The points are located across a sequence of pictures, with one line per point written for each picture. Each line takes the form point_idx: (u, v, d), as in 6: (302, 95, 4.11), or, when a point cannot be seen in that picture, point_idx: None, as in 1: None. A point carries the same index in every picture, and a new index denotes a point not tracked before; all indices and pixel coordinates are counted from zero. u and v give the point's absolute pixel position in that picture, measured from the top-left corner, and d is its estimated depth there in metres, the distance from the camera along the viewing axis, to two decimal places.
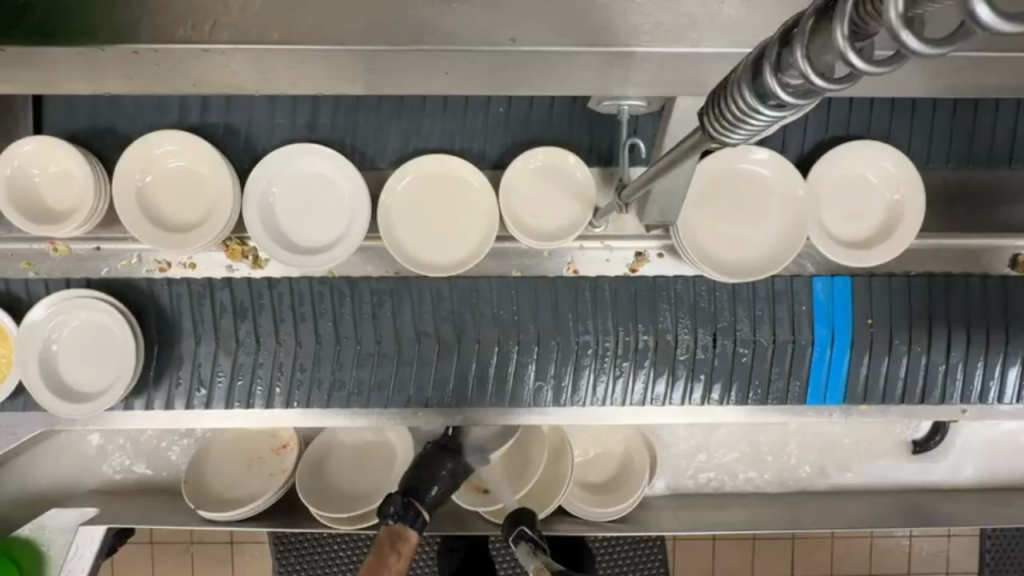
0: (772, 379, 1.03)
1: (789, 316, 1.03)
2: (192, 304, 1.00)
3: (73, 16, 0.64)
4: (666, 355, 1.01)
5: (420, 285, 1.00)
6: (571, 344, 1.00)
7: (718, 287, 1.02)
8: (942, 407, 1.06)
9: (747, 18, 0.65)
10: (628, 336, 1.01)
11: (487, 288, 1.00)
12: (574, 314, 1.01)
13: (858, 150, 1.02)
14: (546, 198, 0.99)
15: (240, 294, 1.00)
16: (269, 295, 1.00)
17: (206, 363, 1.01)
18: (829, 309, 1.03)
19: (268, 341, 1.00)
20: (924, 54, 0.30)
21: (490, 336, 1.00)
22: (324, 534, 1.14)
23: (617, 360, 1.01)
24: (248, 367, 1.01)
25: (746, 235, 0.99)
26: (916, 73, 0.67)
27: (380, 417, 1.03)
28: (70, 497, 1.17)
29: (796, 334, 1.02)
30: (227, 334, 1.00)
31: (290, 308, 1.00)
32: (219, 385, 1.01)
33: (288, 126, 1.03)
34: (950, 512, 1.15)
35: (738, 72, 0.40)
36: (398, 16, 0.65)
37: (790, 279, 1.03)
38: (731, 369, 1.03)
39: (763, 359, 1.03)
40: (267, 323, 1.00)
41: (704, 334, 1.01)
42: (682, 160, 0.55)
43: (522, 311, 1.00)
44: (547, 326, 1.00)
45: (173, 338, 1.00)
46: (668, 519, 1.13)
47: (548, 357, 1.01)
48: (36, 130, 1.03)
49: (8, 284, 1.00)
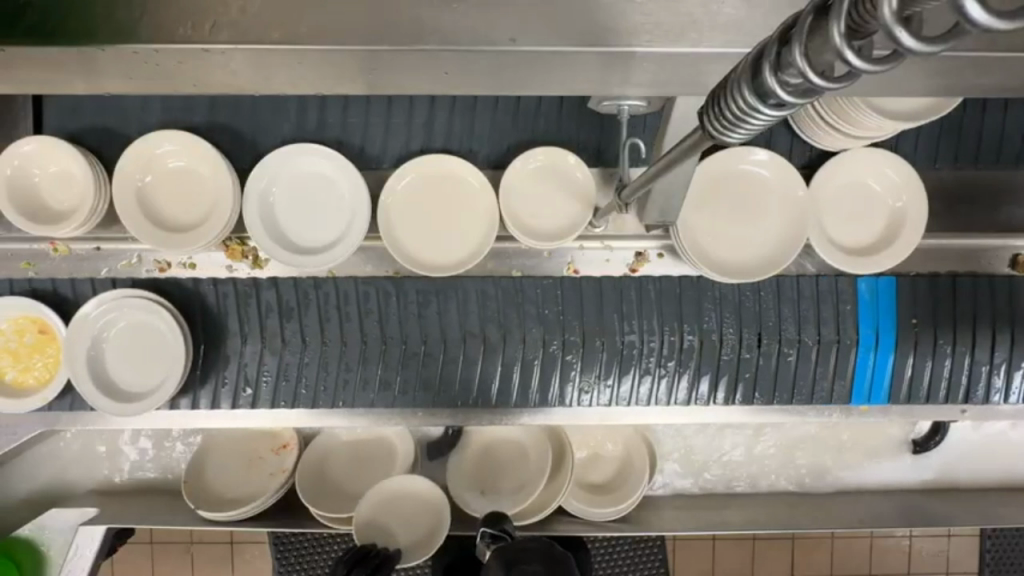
0: (818, 379, 1.03)
1: (834, 316, 1.03)
2: (239, 304, 1.00)
3: (73, 16, 0.64)
4: (712, 355, 1.02)
5: (466, 285, 1.00)
6: (617, 345, 1.00)
7: (763, 287, 1.02)
8: (944, 407, 1.06)
9: (747, 18, 0.65)
10: (673, 337, 1.01)
11: (533, 288, 1.00)
12: (619, 314, 1.01)
13: (862, 155, 1.02)
14: (546, 199, 0.99)
15: (286, 294, 1.00)
16: (315, 296, 1.00)
17: (253, 363, 1.00)
18: (874, 310, 1.03)
19: (314, 342, 1.00)
20: (920, 52, 0.30)
21: (535, 336, 1.00)
22: (326, 534, 1.15)
23: (663, 360, 1.01)
24: (293, 368, 1.00)
25: (746, 235, 0.99)
26: (914, 72, 0.67)
27: (380, 417, 1.03)
28: (70, 497, 1.17)
29: (841, 334, 1.02)
30: (272, 333, 1.00)
31: (335, 308, 1.00)
32: (265, 385, 1.01)
33: (288, 125, 1.03)
34: (951, 512, 1.15)
35: (738, 71, 0.40)
36: (398, 17, 0.65)
37: (835, 277, 1.03)
38: (775, 369, 1.03)
39: (808, 359, 1.02)
40: (313, 323, 1.00)
41: (750, 334, 1.02)
42: (682, 159, 0.55)
43: (567, 311, 1.00)
44: (592, 326, 1.00)
45: (220, 336, 1.00)
46: (668, 519, 1.13)
47: (594, 358, 1.01)
48: (36, 130, 1.03)
49: (55, 284, 1.00)
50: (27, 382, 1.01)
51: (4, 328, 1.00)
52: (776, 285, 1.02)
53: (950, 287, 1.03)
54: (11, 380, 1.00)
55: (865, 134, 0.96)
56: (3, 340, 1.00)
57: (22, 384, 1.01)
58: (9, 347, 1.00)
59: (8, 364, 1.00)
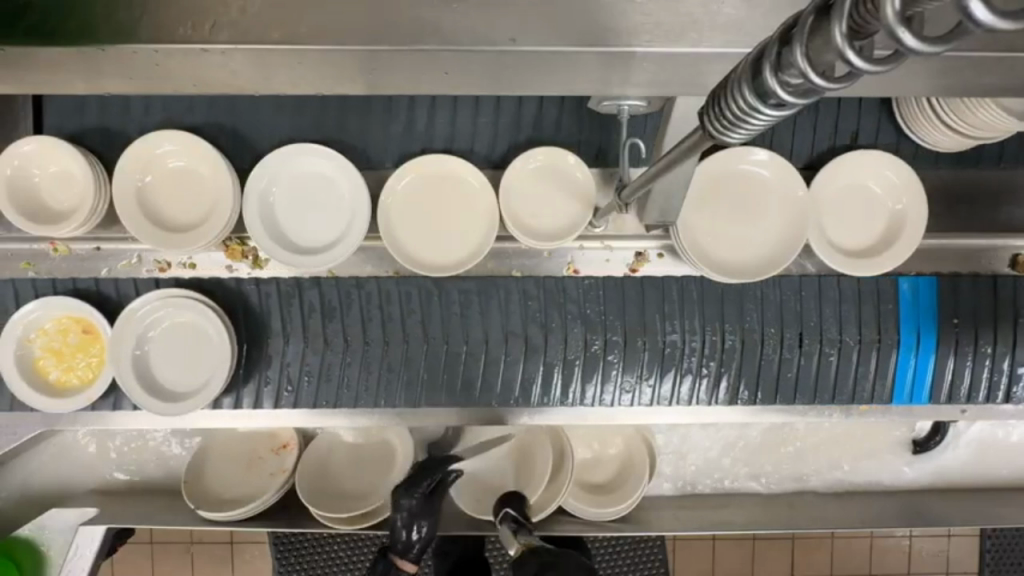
0: (858, 380, 1.03)
1: (875, 316, 1.03)
2: (282, 304, 1.00)
3: (72, 16, 0.64)
4: (753, 355, 1.02)
5: (508, 285, 1.00)
6: (659, 345, 1.01)
7: (804, 287, 1.02)
8: (944, 407, 1.07)
9: (747, 18, 0.65)
10: (715, 336, 1.01)
11: (575, 288, 1.00)
12: (662, 314, 1.01)
13: (861, 159, 1.02)
14: (547, 198, 0.99)
15: (329, 294, 1.00)
16: (357, 296, 1.00)
17: (295, 363, 1.00)
18: (915, 309, 1.03)
19: (356, 342, 1.00)
20: (922, 52, 0.30)
21: (578, 336, 1.00)
22: (325, 534, 1.15)
23: (705, 359, 1.02)
24: (335, 368, 1.00)
25: (747, 234, 0.99)
26: (916, 71, 0.67)
27: (380, 417, 1.04)
28: (70, 497, 1.17)
29: (882, 334, 1.02)
30: (314, 332, 1.00)
31: (377, 307, 1.00)
32: (306, 386, 1.01)
33: (287, 125, 1.03)
34: (950, 513, 1.15)
35: (738, 71, 0.40)
36: (397, 17, 0.65)
37: (877, 277, 1.03)
38: (816, 368, 1.03)
39: (849, 359, 1.03)
40: (355, 322, 1.00)
41: (792, 333, 1.02)
42: (682, 159, 0.55)
43: (609, 311, 1.00)
44: (635, 326, 1.01)
45: (263, 336, 1.00)
46: (668, 519, 1.13)
47: (637, 357, 1.01)
48: (36, 130, 1.03)
49: (68, 284, 1.00)
50: (70, 382, 1.00)
51: (48, 328, 0.99)
52: (819, 283, 1.03)
53: (991, 286, 1.04)
54: (54, 380, 1.00)
55: (989, 135, 0.96)
56: (47, 340, 0.99)
57: (65, 384, 1.00)
58: (52, 346, 1.00)
59: (52, 364, 1.00)
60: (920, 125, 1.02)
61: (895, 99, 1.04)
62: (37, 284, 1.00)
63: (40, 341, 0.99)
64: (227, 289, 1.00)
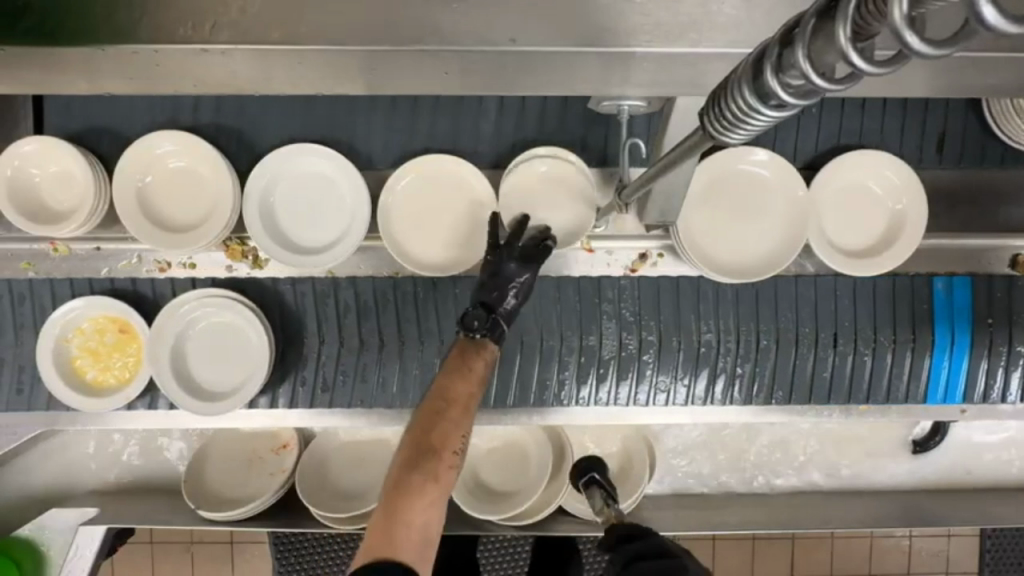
0: (892, 380, 1.05)
1: (909, 316, 1.04)
2: (317, 303, 1.02)
3: (72, 17, 0.64)
4: (788, 355, 1.04)
5: (544, 285, 1.02)
6: (695, 345, 1.03)
7: (839, 287, 1.04)
8: (943, 408, 1.07)
9: (747, 18, 0.65)
10: (749, 336, 1.04)
11: (610, 286, 1.03)
12: (697, 314, 1.03)
13: (860, 159, 1.02)
14: (550, 198, 0.98)
15: (364, 294, 1.02)
16: (393, 296, 1.02)
17: (330, 363, 1.03)
18: (950, 309, 1.04)
19: (391, 341, 1.02)
20: (927, 55, 0.30)
21: (612, 335, 1.03)
22: (325, 534, 1.15)
23: (739, 359, 1.04)
24: (372, 368, 1.03)
25: (747, 234, 0.99)
26: (916, 71, 0.67)
27: (380, 417, 1.04)
28: (71, 496, 1.17)
29: (916, 334, 1.04)
30: (351, 331, 1.02)
31: (414, 308, 1.02)
32: (342, 386, 1.03)
33: (287, 124, 1.03)
34: (950, 512, 1.15)
35: (738, 72, 0.40)
36: (396, 17, 0.65)
37: (911, 277, 1.05)
38: (850, 367, 1.05)
39: (884, 359, 1.05)
40: (391, 322, 1.02)
41: (826, 334, 1.04)
42: (682, 160, 0.55)
43: (645, 311, 1.03)
44: (669, 326, 1.03)
45: (299, 335, 1.03)
46: (668, 519, 1.13)
47: (673, 357, 1.03)
48: (36, 130, 1.03)
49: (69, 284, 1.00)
50: (107, 381, 1.02)
51: (85, 328, 1.01)
52: (852, 284, 1.04)
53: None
54: (91, 379, 1.02)
55: None
56: (84, 339, 1.01)
57: (102, 383, 1.02)
58: (89, 346, 1.01)
59: (89, 363, 1.01)
60: (1013, 125, 1.01)
61: (984, 99, 1.03)
62: (74, 284, 1.02)
63: (77, 341, 1.01)
64: (257, 287, 1.02)
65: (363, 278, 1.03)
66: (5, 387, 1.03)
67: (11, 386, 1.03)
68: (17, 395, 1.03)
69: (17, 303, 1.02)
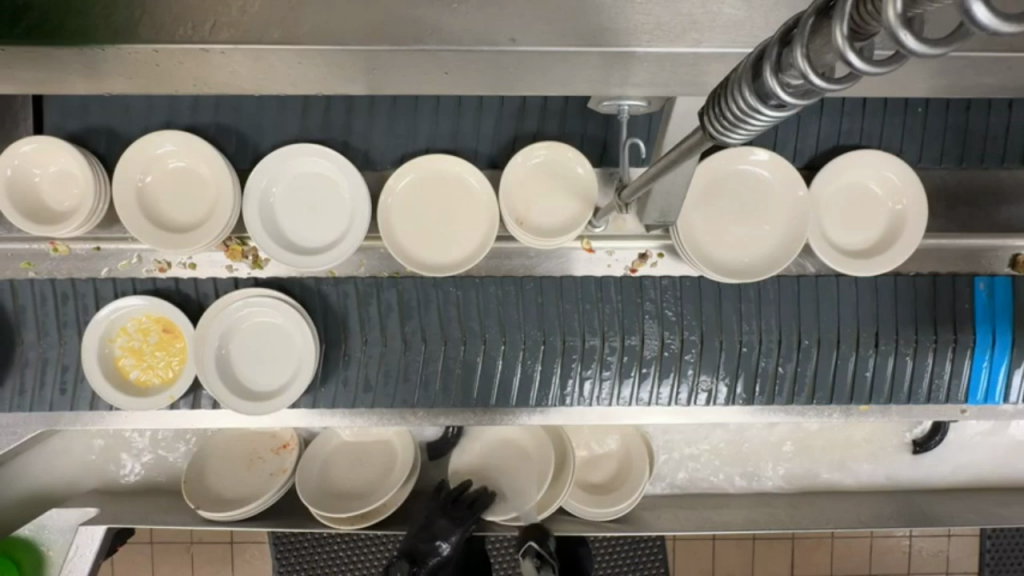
0: (934, 380, 1.05)
1: (951, 315, 1.03)
2: (359, 303, 1.01)
3: (71, 16, 0.64)
4: (829, 356, 1.03)
5: (585, 283, 1.01)
6: (736, 344, 1.02)
7: (881, 287, 1.03)
8: (944, 408, 1.07)
9: (747, 18, 0.64)
10: (790, 336, 1.02)
11: (656, 287, 1.01)
12: (738, 314, 1.02)
13: (860, 159, 1.02)
14: (550, 197, 0.99)
15: (407, 293, 1.01)
16: (434, 295, 1.01)
17: (373, 363, 1.01)
18: (991, 309, 1.04)
19: (434, 342, 1.00)
20: (924, 54, 0.30)
21: (654, 334, 1.01)
22: (324, 534, 1.14)
23: (781, 359, 1.03)
24: (415, 367, 1.01)
25: (756, 233, 0.99)
26: (916, 71, 0.67)
27: (379, 417, 1.04)
28: (73, 496, 1.17)
29: (958, 333, 1.03)
30: (393, 333, 1.00)
31: (455, 307, 1.01)
32: (384, 386, 1.01)
33: (282, 124, 1.03)
34: (951, 513, 1.14)
35: (738, 72, 0.40)
36: (396, 17, 0.65)
37: (954, 278, 1.04)
38: (892, 368, 1.04)
39: (924, 360, 1.04)
40: (434, 322, 1.00)
41: (867, 333, 1.03)
42: (682, 159, 0.55)
43: (687, 312, 1.02)
44: (711, 326, 1.02)
45: (340, 335, 1.01)
46: (668, 519, 1.13)
47: (714, 357, 1.02)
48: (36, 130, 1.03)
49: (70, 284, 1.00)
50: (151, 381, 1.01)
51: (128, 328, 1.00)
52: (894, 283, 1.04)
53: None
54: (135, 379, 1.01)
55: None
56: (128, 340, 1.00)
57: (146, 384, 1.01)
58: (133, 346, 1.01)
59: (132, 363, 1.01)
60: None
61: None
62: (107, 285, 1.00)
63: (121, 341, 1.00)
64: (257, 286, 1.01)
65: (404, 277, 1.01)
66: (49, 386, 1.01)
67: (55, 386, 1.01)
68: (60, 394, 1.01)
69: (61, 303, 1.00)
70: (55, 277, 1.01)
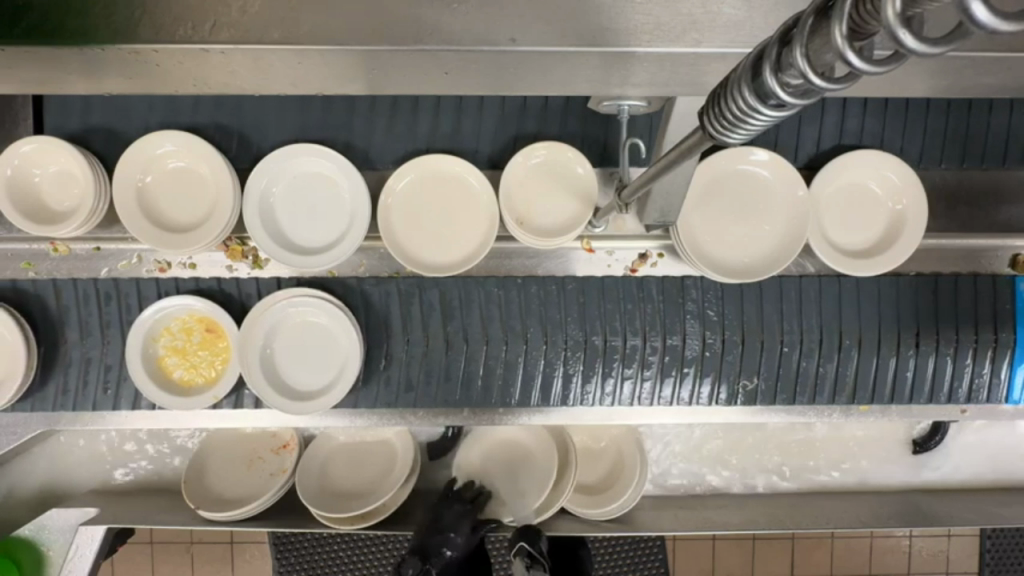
0: (975, 380, 1.05)
1: (992, 315, 1.04)
2: (403, 303, 1.01)
3: (71, 16, 0.64)
4: (869, 357, 1.03)
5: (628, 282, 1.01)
6: (777, 346, 1.02)
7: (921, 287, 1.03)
8: (944, 407, 1.07)
9: (747, 18, 0.64)
10: (832, 334, 1.03)
11: (697, 287, 1.02)
12: (780, 315, 1.02)
13: (860, 159, 1.02)
14: (549, 196, 0.99)
15: (450, 293, 1.01)
16: (477, 295, 1.01)
17: (417, 362, 1.01)
18: None
19: (476, 341, 1.00)
20: (922, 53, 0.30)
21: (694, 333, 1.01)
22: (325, 534, 1.14)
23: (822, 359, 1.03)
24: (456, 366, 1.01)
25: (785, 233, 0.99)
26: (916, 71, 0.67)
27: (378, 417, 1.04)
28: (73, 496, 1.17)
29: (999, 333, 1.03)
30: (436, 332, 1.00)
31: (497, 308, 1.01)
32: (427, 387, 1.01)
33: (281, 124, 1.03)
34: (951, 513, 1.14)
35: (737, 71, 0.40)
36: (397, 17, 0.65)
37: (994, 278, 1.04)
38: (932, 368, 1.04)
39: (964, 360, 1.04)
40: (476, 323, 1.00)
41: (908, 333, 1.03)
42: (682, 159, 0.55)
43: (729, 312, 1.02)
44: (752, 327, 1.02)
45: (381, 335, 1.01)
46: (667, 519, 1.13)
47: (755, 359, 1.02)
48: (36, 130, 1.03)
49: (68, 284, 1.00)
50: (195, 380, 1.01)
51: (172, 328, 1.01)
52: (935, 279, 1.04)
53: None
54: (179, 378, 1.01)
55: None
56: (171, 339, 1.00)
57: (190, 383, 1.01)
58: (176, 345, 1.01)
59: (176, 363, 1.01)
60: None
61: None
62: (107, 284, 1.00)
63: (164, 340, 1.00)
64: (258, 286, 1.01)
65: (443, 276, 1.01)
66: (93, 385, 1.01)
67: (99, 384, 1.01)
68: (105, 393, 1.01)
69: (103, 303, 1.00)
70: (56, 278, 1.01)
